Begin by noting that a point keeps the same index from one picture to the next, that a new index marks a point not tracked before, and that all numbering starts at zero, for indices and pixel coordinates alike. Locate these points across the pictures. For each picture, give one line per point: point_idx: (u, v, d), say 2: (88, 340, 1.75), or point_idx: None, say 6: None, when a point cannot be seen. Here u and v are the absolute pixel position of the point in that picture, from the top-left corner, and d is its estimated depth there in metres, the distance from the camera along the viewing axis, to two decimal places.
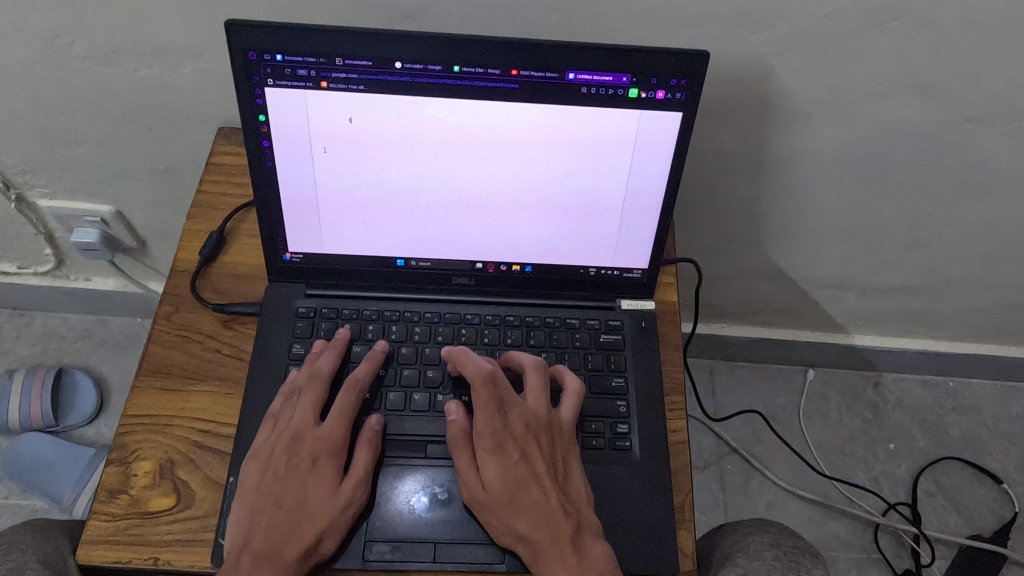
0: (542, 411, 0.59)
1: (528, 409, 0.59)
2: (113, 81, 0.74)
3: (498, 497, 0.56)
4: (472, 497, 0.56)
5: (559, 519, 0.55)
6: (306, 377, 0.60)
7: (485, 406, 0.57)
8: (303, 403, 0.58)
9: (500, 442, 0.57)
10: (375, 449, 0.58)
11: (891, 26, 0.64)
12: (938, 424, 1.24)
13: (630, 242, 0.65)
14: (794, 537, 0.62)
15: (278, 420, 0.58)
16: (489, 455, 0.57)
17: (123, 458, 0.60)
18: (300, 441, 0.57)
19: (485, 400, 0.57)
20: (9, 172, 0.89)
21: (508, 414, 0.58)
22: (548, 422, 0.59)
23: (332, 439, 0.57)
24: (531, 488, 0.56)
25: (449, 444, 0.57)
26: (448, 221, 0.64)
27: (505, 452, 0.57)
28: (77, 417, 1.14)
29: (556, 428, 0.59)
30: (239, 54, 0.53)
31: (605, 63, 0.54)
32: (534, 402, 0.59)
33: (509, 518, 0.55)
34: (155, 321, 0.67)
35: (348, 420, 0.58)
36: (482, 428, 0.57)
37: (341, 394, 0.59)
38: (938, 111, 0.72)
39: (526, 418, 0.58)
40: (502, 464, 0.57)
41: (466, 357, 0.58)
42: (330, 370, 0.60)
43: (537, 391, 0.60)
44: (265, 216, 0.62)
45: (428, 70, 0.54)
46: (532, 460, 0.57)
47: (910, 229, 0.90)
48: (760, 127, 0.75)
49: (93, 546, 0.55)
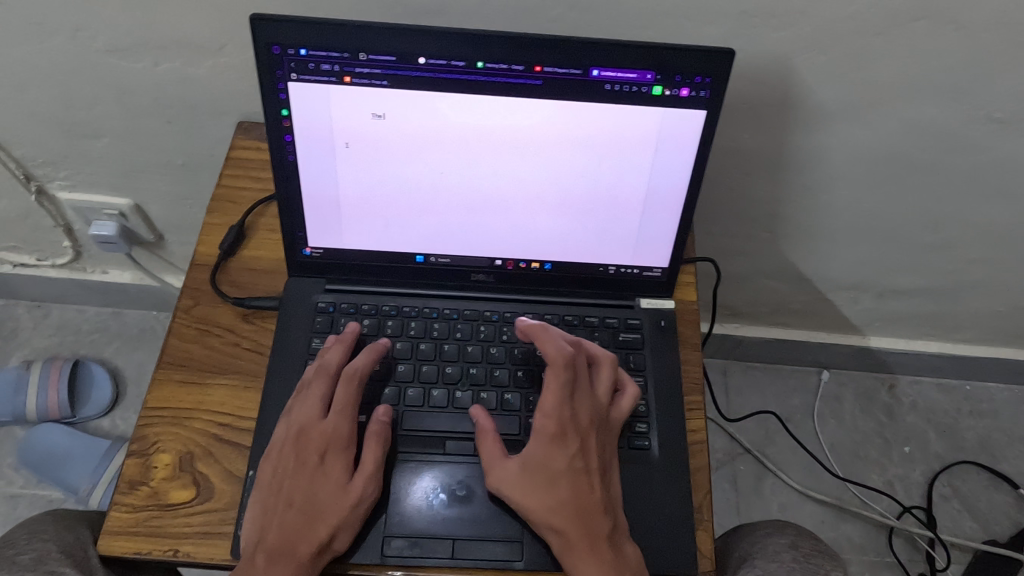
0: (604, 405, 0.59)
1: (593, 401, 0.59)
2: (134, 74, 0.74)
3: (541, 484, 0.56)
4: (498, 481, 0.56)
5: (597, 515, 0.55)
6: (314, 372, 0.59)
7: (557, 387, 0.58)
8: (312, 397, 0.58)
9: (562, 429, 0.57)
10: (383, 443, 0.57)
11: (918, 25, 0.63)
12: (954, 428, 1.23)
13: (649, 240, 0.64)
14: (813, 540, 0.61)
15: (288, 414, 0.58)
16: (546, 440, 0.57)
17: (142, 450, 0.60)
18: (306, 436, 0.57)
19: (558, 380, 0.58)
20: (29, 165, 0.89)
21: (574, 403, 0.58)
22: (605, 418, 0.59)
23: (337, 434, 0.57)
24: (580, 478, 0.56)
25: (476, 440, 0.58)
26: (467, 219, 0.63)
27: (564, 439, 0.57)
28: (93, 408, 1.15)
29: (609, 426, 0.59)
30: (263, 48, 0.53)
31: (629, 59, 0.54)
32: (600, 395, 0.60)
33: (548, 505, 0.55)
34: (175, 314, 0.67)
35: (350, 414, 0.58)
36: (548, 411, 0.57)
37: (341, 386, 0.58)
38: (963, 111, 0.71)
39: (590, 409, 0.58)
40: (556, 450, 0.57)
41: (548, 337, 0.60)
42: (337, 364, 0.60)
43: (604, 387, 0.60)
44: (286, 210, 0.62)
45: (451, 66, 0.54)
46: (587, 453, 0.57)
47: (931, 231, 0.89)
48: (782, 126, 0.74)
49: (114, 537, 0.56)
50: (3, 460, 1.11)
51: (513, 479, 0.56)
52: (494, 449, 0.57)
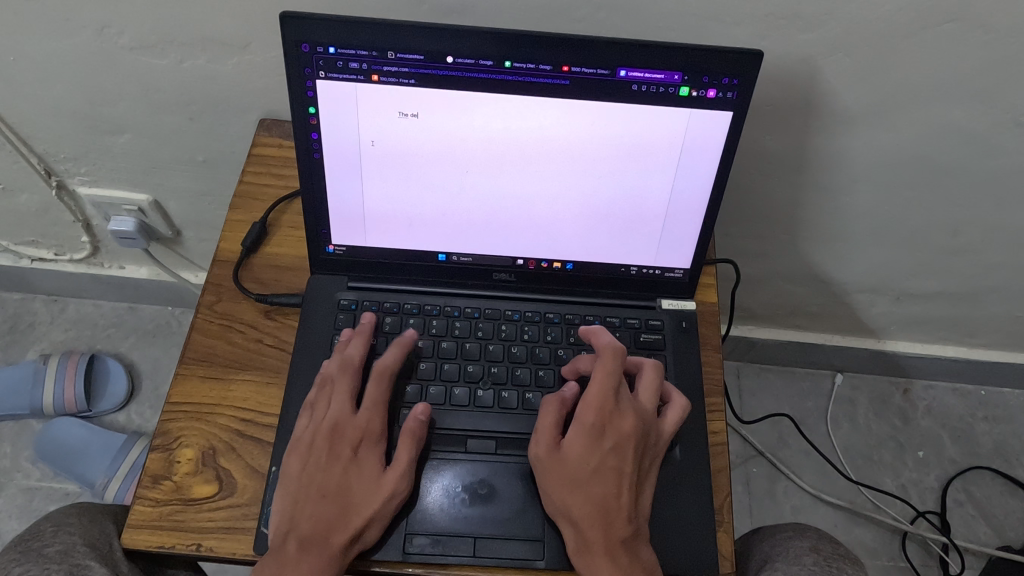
0: (649, 413, 0.59)
1: (638, 406, 0.59)
2: (158, 71, 0.75)
3: (571, 476, 0.56)
4: (538, 457, 0.57)
5: (619, 519, 0.55)
6: (339, 367, 0.60)
7: (602, 383, 0.58)
8: (339, 391, 0.59)
9: (600, 425, 0.57)
10: (417, 440, 0.57)
11: (945, 28, 0.63)
12: (969, 433, 1.22)
13: (671, 241, 0.64)
14: (834, 543, 0.61)
15: (317, 407, 0.58)
16: (584, 433, 0.57)
17: (166, 445, 0.60)
18: (340, 431, 0.57)
19: (606, 372, 0.58)
20: (51, 160, 0.90)
21: (620, 403, 0.58)
22: (650, 427, 0.59)
23: (370, 428, 0.57)
24: (607, 478, 0.56)
25: (542, 401, 0.59)
26: (491, 218, 0.64)
27: (602, 435, 0.57)
28: (109, 402, 1.16)
29: (654, 437, 0.59)
30: (292, 46, 0.53)
31: (658, 60, 0.54)
32: (644, 401, 0.59)
33: (574, 500, 0.56)
34: (198, 310, 0.67)
35: (383, 409, 0.58)
36: (587, 407, 0.58)
37: (372, 382, 0.59)
38: (987, 115, 0.71)
39: (634, 413, 0.58)
40: (591, 446, 0.57)
41: (602, 336, 0.60)
42: (360, 359, 0.60)
43: (651, 394, 0.60)
44: (311, 208, 0.62)
45: (480, 66, 0.54)
46: (623, 456, 0.57)
47: (951, 235, 0.89)
48: (805, 128, 0.74)
49: (138, 531, 0.56)
50: (19, 454, 1.12)
51: (550, 462, 0.57)
52: (550, 424, 0.57)
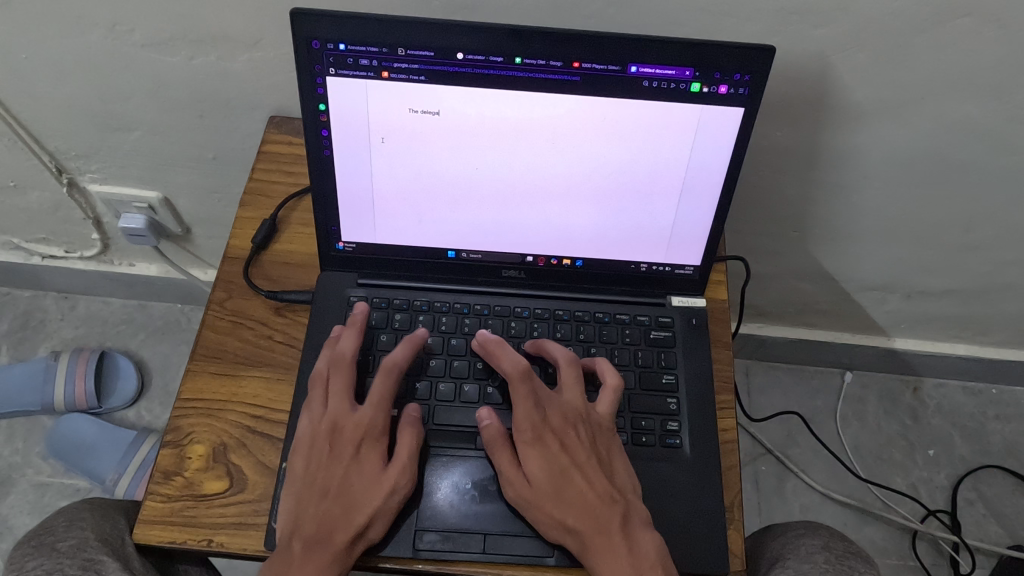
0: (578, 405, 0.59)
1: (563, 404, 0.59)
2: (168, 69, 0.75)
3: (547, 492, 0.56)
4: (514, 493, 0.56)
5: (606, 510, 0.55)
6: (331, 363, 0.59)
7: (521, 399, 0.58)
8: (335, 389, 0.58)
9: (538, 435, 0.57)
10: (418, 434, 0.57)
11: (959, 22, 0.62)
12: (980, 431, 1.21)
13: (681, 238, 0.64)
14: (845, 542, 0.61)
15: (314, 406, 0.58)
16: (530, 449, 0.57)
17: (177, 441, 0.60)
18: (340, 429, 0.57)
19: (521, 393, 0.58)
20: (62, 157, 0.91)
21: (546, 409, 0.58)
22: (586, 415, 0.59)
23: (372, 425, 0.57)
24: (574, 478, 0.56)
25: (488, 446, 0.57)
26: (501, 215, 0.63)
27: (545, 445, 0.57)
28: (119, 399, 1.17)
29: (592, 422, 0.59)
30: (304, 43, 0.53)
31: (671, 57, 0.54)
32: (569, 397, 0.59)
33: (558, 511, 0.55)
34: (209, 307, 0.68)
35: (386, 405, 0.58)
36: (518, 421, 0.57)
37: (380, 377, 0.58)
38: (1001, 111, 0.70)
39: (562, 413, 0.58)
40: (544, 457, 0.57)
41: (503, 351, 0.59)
42: (353, 352, 0.60)
43: (573, 387, 0.60)
44: (321, 205, 0.62)
45: (490, 62, 0.54)
46: (572, 452, 0.57)
47: (963, 232, 0.88)
48: (816, 124, 0.74)
49: (149, 526, 0.56)
50: (31, 450, 1.13)
51: (521, 486, 0.56)
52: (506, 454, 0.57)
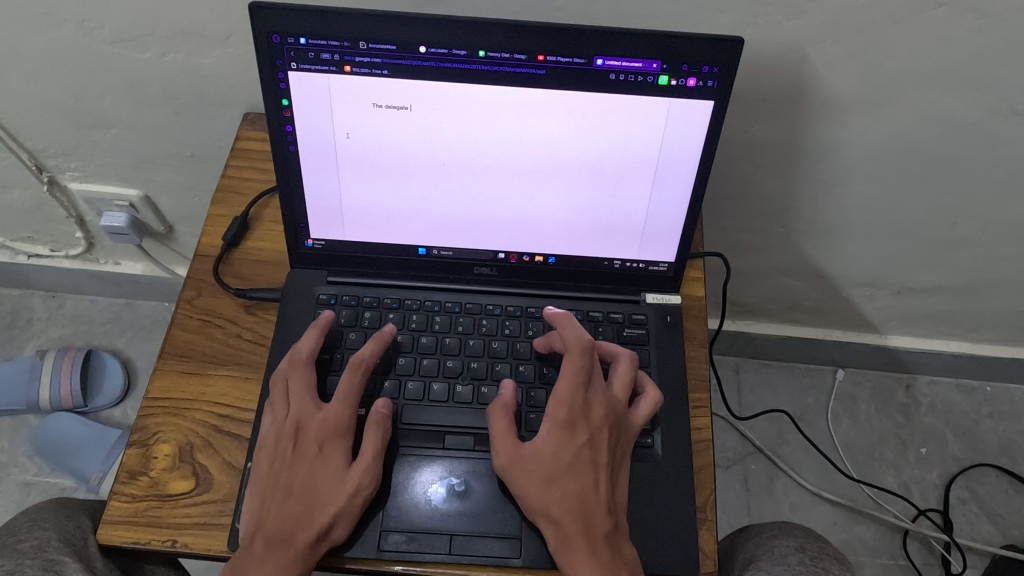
0: (620, 404, 0.59)
1: (609, 397, 0.58)
2: (140, 65, 0.74)
3: (546, 474, 0.55)
4: (503, 467, 0.55)
5: (598, 514, 0.54)
6: (289, 363, 0.59)
7: (573, 376, 0.58)
8: (297, 387, 0.58)
9: (572, 418, 0.57)
10: (383, 433, 0.56)
11: (936, 13, 0.61)
12: (973, 429, 1.20)
13: (655, 234, 0.63)
14: (821, 543, 0.60)
15: (278, 405, 0.58)
16: (556, 429, 0.57)
17: (143, 441, 0.60)
18: (304, 428, 0.56)
19: (573, 367, 0.58)
20: (41, 156, 0.90)
21: (591, 395, 0.58)
22: (622, 418, 0.58)
23: (336, 423, 0.56)
24: (583, 473, 0.55)
25: (489, 411, 0.58)
26: (470, 211, 0.63)
27: (574, 429, 0.57)
28: (105, 398, 1.16)
29: (625, 429, 0.58)
30: (263, 37, 0.52)
31: (637, 49, 0.53)
32: (617, 394, 0.59)
33: (551, 499, 0.55)
34: (178, 305, 0.67)
35: (351, 403, 0.57)
36: (560, 400, 0.57)
37: (345, 375, 0.58)
38: (982, 104, 0.69)
39: (604, 405, 0.58)
40: (563, 440, 0.56)
41: (572, 324, 0.59)
42: (310, 352, 0.59)
43: (623, 385, 0.59)
44: (288, 202, 0.62)
45: (453, 55, 0.53)
46: (597, 448, 0.56)
47: (950, 228, 0.87)
48: (795, 118, 0.73)
49: (112, 526, 0.56)
50: (17, 449, 1.13)
51: (517, 468, 0.55)
52: (504, 437, 0.56)
